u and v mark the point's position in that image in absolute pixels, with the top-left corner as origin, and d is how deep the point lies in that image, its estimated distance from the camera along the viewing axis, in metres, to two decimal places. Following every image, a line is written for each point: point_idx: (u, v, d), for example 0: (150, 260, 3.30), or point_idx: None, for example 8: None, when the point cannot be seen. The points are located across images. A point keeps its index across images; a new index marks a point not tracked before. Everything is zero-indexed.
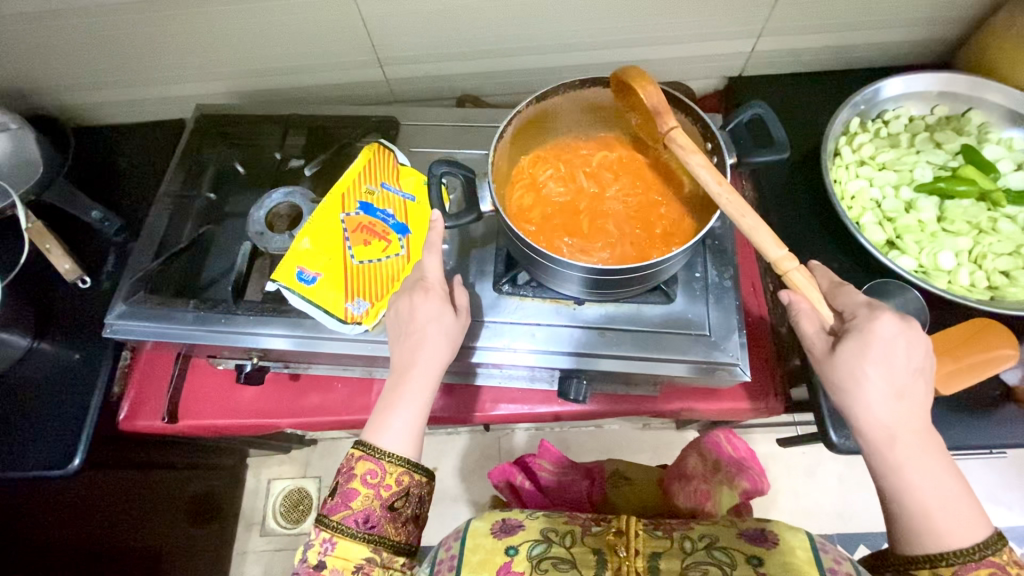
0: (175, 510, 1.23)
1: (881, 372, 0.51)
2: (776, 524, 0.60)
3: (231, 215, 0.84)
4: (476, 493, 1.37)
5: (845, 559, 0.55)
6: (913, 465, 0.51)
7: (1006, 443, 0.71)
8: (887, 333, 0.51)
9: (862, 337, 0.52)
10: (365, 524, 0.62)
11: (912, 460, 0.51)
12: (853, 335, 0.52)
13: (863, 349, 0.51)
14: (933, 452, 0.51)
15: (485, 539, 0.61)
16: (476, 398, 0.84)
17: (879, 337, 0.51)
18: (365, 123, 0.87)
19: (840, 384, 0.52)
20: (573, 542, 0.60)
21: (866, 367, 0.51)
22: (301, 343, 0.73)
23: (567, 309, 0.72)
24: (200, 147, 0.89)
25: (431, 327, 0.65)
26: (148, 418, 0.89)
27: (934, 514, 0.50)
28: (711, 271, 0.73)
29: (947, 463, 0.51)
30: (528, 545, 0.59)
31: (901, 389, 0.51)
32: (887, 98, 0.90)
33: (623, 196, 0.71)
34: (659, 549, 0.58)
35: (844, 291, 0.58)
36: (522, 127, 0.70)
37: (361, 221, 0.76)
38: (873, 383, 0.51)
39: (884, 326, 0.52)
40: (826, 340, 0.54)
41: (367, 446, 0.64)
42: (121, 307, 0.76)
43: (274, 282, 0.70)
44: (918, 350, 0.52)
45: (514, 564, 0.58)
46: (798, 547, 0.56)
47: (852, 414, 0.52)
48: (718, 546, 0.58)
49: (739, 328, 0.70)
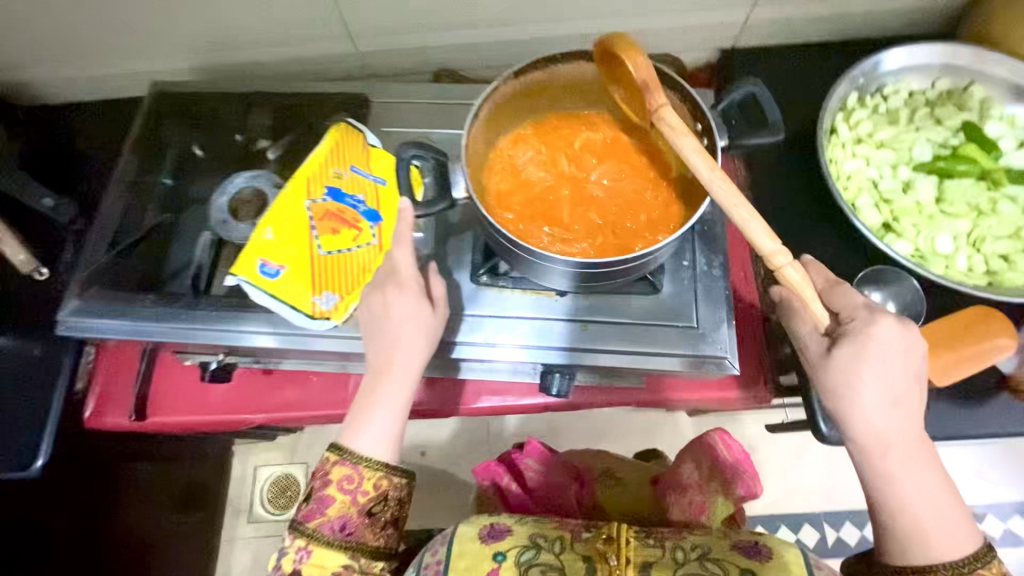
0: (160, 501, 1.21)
1: (879, 378, 0.48)
2: (769, 537, 0.59)
3: (192, 202, 0.79)
4: (463, 479, 1.35)
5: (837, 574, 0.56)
6: (906, 475, 0.48)
7: (1000, 432, 0.69)
8: (886, 337, 0.48)
9: (860, 340, 0.49)
10: (342, 531, 0.60)
11: (904, 470, 0.48)
12: (850, 338, 0.49)
13: (860, 354, 0.48)
14: (926, 461, 0.49)
15: (472, 544, 0.58)
16: (456, 392, 0.80)
17: (878, 342, 0.48)
18: (332, 99, 0.81)
19: (832, 389, 0.49)
20: (562, 548, 0.57)
21: (861, 374, 0.48)
22: (286, 341, 0.69)
23: (548, 301, 0.68)
24: (156, 126, 0.82)
25: (405, 326, 0.61)
26: (114, 416, 0.85)
27: (924, 525, 0.48)
28: (700, 258, 0.69)
29: (940, 471, 0.49)
30: (517, 551, 0.57)
31: (897, 396, 0.48)
32: (888, 71, 0.85)
33: (608, 180, 0.67)
34: (650, 559, 0.56)
35: (840, 290, 0.53)
36: (499, 106, 0.64)
37: (328, 208, 0.71)
38: (869, 389, 0.48)
39: (883, 330, 0.48)
40: (820, 342, 0.51)
41: (343, 450, 0.61)
42: (74, 303, 0.71)
43: (234, 277, 0.65)
44: (917, 355, 0.49)
45: (502, 571, 0.56)
46: (791, 562, 0.55)
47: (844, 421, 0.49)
48: (711, 558, 0.56)
49: (728, 320, 0.67)
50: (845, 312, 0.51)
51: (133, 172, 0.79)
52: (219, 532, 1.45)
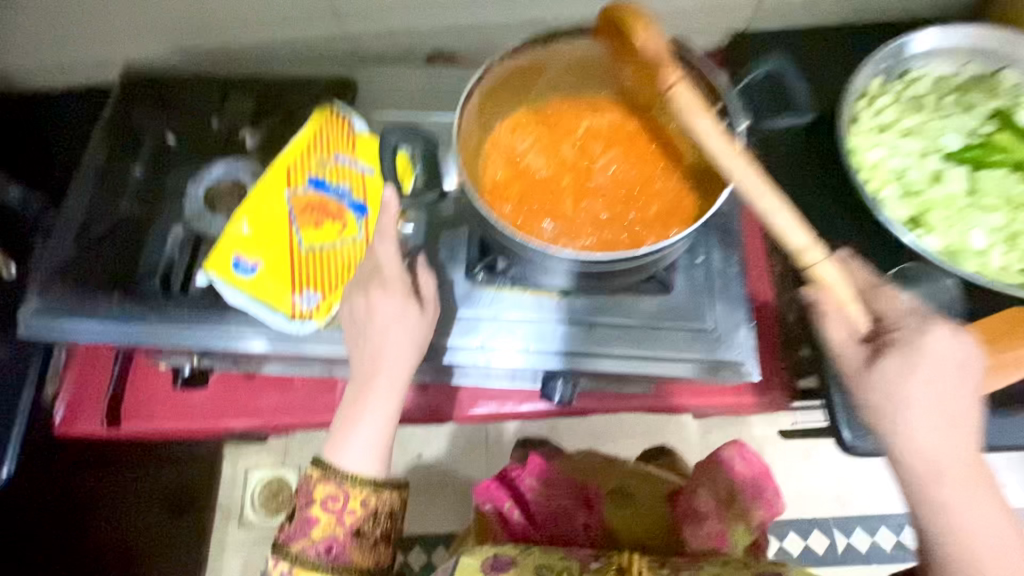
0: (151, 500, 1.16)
1: (931, 392, 0.44)
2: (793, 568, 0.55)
3: (166, 194, 0.73)
4: (461, 484, 1.29)
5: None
6: (963, 505, 0.43)
7: None
8: (942, 350, 0.44)
9: (909, 352, 0.44)
10: (327, 554, 0.54)
11: (962, 498, 0.43)
12: (898, 349, 0.44)
13: (912, 366, 0.44)
14: (984, 488, 0.44)
15: None
16: (450, 398, 0.75)
17: (933, 353, 0.44)
18: (316, 83, 0.76)
19: (879, 407, 0.44)
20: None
21: (911, 389, 0.44)
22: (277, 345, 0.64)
23: (551, 301, 0.62)
24: (128, 113, 0.76)
25: (392, 329, 0.55)
26: (87, 423, 0.79)
27: (985, 561, 0.43)
28: (716, 254, 0.64)
29: (999, 500, 0.44)
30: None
31: (951, 414, 0.44)
32: (914, 54, 0.79)
33: (614, 170, 0.61)
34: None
35: (881, 293, 0.48)
36: (495, 87, 0.59)
37: (311, 199, 0.66)
38: (921, 405, 0.43)
39: (936, 341, 0.44)
40: (861, 353, 0.46)
41: (327, 467, 0.55)
42: (37, 303, 0.66)
43: (207, 274, 0.61)
44: (970, 368, 0.45)
45: None
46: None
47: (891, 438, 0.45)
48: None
49: (747, 320, 0.61)
50: (888, 319, 0.46)
51: (103, 160, 0.74)
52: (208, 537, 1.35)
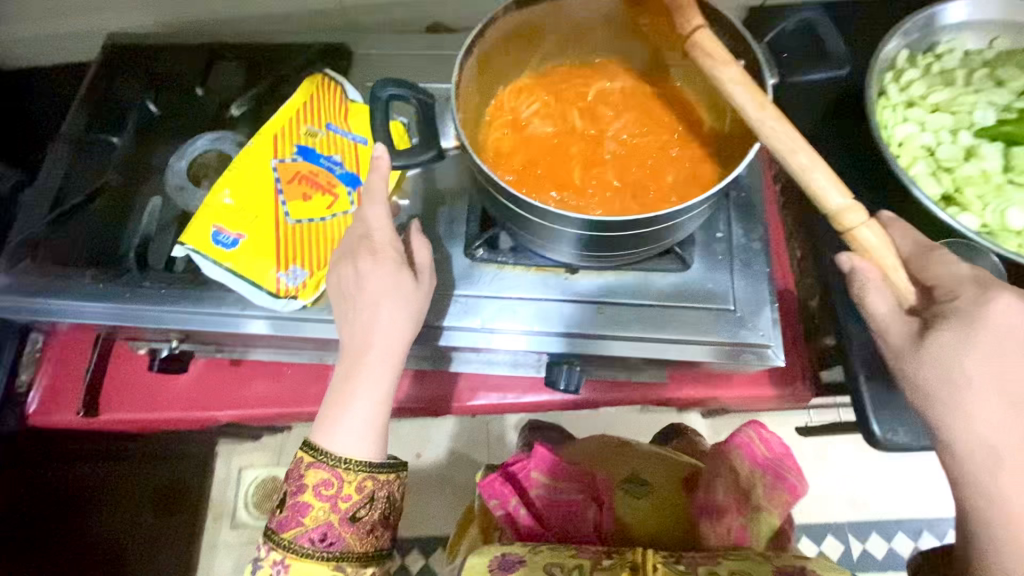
0: None
1: (994, 365, 0.42)
2: (817, 561, 0.54)
3: (147, 167, 0.68)
4: (459, 485, 1.24)
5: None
6: (1021, 490, 0.41)
7: None
8: (1012, 322, 0.42)
9: (967, 324, 0.43)
10: (323, 542, 0.49)
11: (1021, 484, 0.41)
12: (953, 321, 0.43)
13: (974, 337, 0.42)
14: None
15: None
16: (448, 388, 0.70)
17: (1000, 326, 0.42)
18: (309, 52, 0.72)
19: (931, 384, 0.43)
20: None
21: (965, 365, 0.42)
22: (276, 327, 0.58)
23: (556, 279, 0.58)
24: (108, 82, 0.72)
25: (384, 301, 0.50)
26: (62, 412, 0.74)
27: None
28: (735, 229, 0.59)
29: None
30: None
31: (1013, 394, 0.42)
32: (946, 25, 0.73)
33: (627, 136, 0.57)
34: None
35: (936, 256, 0.46)
36: (500, 45, 0.54)
37: (300, 169, 0.61)
38: (982, 378, 0.42)
39: (1003, 312, 0.43)
40: (911, 325, 0.44)
41: (319, 451, 0.50)
42: (3, 279, 0.61)
43: (183, 246, 0.56)
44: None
45: None
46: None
47: (946, 412, 0.43)
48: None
49: (771, 301, 0.56)
50: (942, 288, 0.45)
51: (80, 130, 0.69)
52: None
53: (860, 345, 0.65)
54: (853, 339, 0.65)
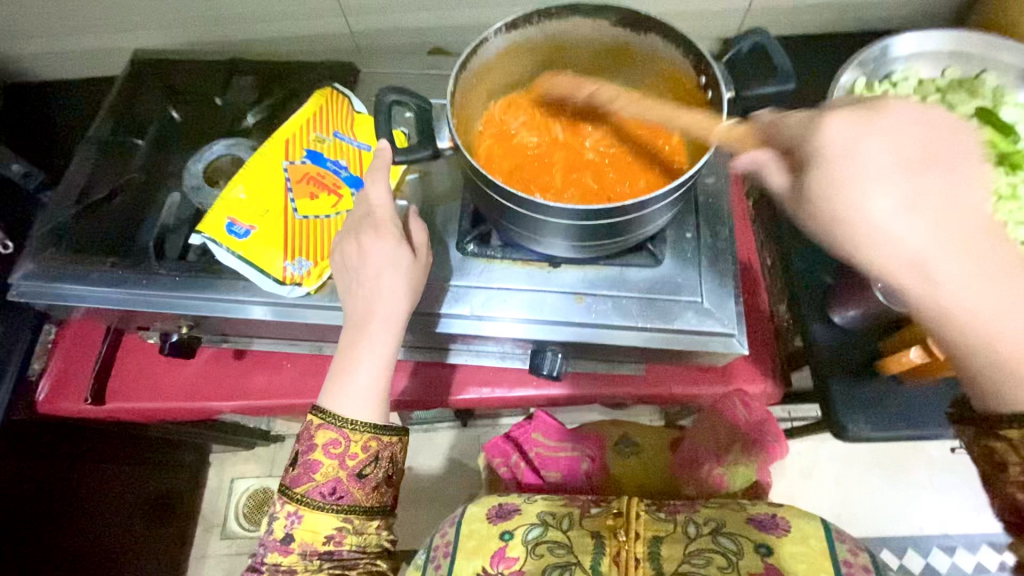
0: (130, 507, 1.09)
1: (874, 180, 0.42)
2: (789, 509, 0.62)
3: (167, 170, 0.74)
4: (449, 496, 1.26)
5: (860, 550, 0.59)
6: (968, 286, 0.41)
7: None
8: (858, 134, 0.43)
9: (825, 158, 0.44)
10: (332, 496, 0.54)
11: (967, 280, 0.41)
12: (815, 161, 0.44)
13: (837, 168, 0.43)
14: (990, 258, 0.42)
15: (479, 524, 0.64)
16: (440, 380, 0.74)
17: (838, 148, 0.43)
18: (319, 69, 0.79)
19: (835, 220, 0.44)
20: (570, 525, 0.62)
21: (848, 194, 0.43)
22: (281, 314, 0.63)
23: (541, 272, 0.63)
24: (136, 93, 0.79)
25: (384, 275, 0.55)
26: (70, 401, 0.77)
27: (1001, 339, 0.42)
28: (704, 230, 0.65)
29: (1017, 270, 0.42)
30: (523, 530, 0.62)
31: (916, 198, 0.41)
32: (896, 56, 0.81)
33: (605, 145, 0.63)
34: (660, 534, 0.60)
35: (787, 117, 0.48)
36: (492, 64, 0.60)
37: (307, 171, 0.67)
38: (879, 199, 0.42)
39: (830, 135, 0.44)
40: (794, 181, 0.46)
41: (327, 414, 0.55)
42: (29, 266, 0.66)
43: (199, 235, 0.62)
44: (909, 134, 0.43)
45: (509, 550, 0.61)
46: (809, 535, 0.59)
47: (858, 245, 0.44)
48: (724, 533, 0.60)
49: (736, 295, 0.62)
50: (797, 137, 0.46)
51: (107, 135, 0.75)
52: (190, 546, 1.31)
53: (825, 342, 0.70)
54: (817, 337, 0.70)
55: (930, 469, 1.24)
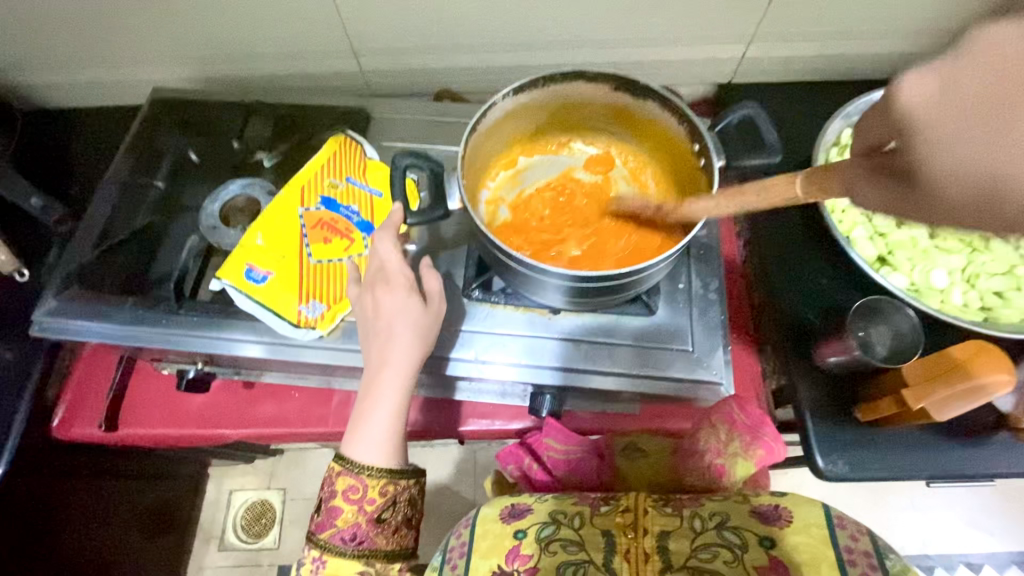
0: (130, 520, 1.11)
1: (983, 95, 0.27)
2: (792, 498, 0.62)
3: (186, 208, 0.78)
4: (447, 512, 1.29)
5: (863, 534, 0.56)
6: None
7: (990, 469, 0.70)
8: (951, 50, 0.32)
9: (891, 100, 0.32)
10: (353, 541, 0.57)
11: None
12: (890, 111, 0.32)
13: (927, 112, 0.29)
14: None
15: (494, 524, 0.65)
16: (446, 412, 0.77)
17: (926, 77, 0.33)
18: (332, 112, 0.82)
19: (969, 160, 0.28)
20: (581, 523, 0.63)
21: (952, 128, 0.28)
22: (277, 352, 0.67)
23: (541, 318, 0.67)
24: (155, 130, 0.82)
25: (397, 324, 0.59)
26: (84, 426, 0.80)
27: None
28: (695, 281, 0.69)
29: None
30: (536, 529, 0.64)
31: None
32: None
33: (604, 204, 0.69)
34: (668, 528, 0.61)
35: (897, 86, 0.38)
36: (495, 126, 0.64)
37: (322, 217, 0.71)
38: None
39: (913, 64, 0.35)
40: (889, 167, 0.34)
41: (347, 460, 0.58)
42: (51, 303, 0.69)
43: (220, 281, 0.65)
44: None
45: (523, 547, 0.62)
46: (811, 524, 0.58)
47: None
48: (729, 527, 0.60)
49: (724, 344, 0.66)
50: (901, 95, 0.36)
51: (128, 173, 0.79)
52: (187, 558, 1.33)
53: (807, 385, 0.74)
54: (801, 381, 0.74)
55: (912, 492, 1.29)
